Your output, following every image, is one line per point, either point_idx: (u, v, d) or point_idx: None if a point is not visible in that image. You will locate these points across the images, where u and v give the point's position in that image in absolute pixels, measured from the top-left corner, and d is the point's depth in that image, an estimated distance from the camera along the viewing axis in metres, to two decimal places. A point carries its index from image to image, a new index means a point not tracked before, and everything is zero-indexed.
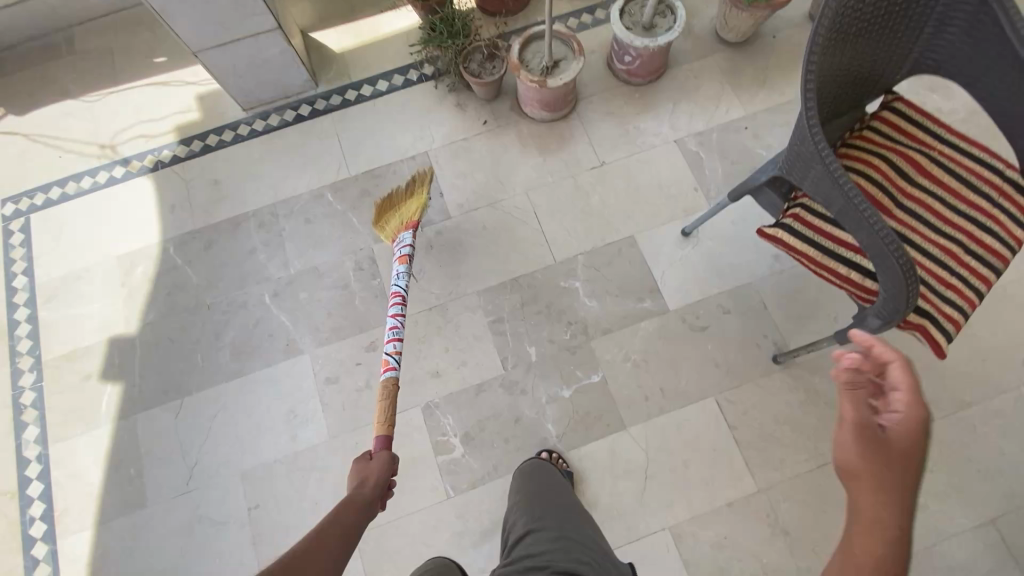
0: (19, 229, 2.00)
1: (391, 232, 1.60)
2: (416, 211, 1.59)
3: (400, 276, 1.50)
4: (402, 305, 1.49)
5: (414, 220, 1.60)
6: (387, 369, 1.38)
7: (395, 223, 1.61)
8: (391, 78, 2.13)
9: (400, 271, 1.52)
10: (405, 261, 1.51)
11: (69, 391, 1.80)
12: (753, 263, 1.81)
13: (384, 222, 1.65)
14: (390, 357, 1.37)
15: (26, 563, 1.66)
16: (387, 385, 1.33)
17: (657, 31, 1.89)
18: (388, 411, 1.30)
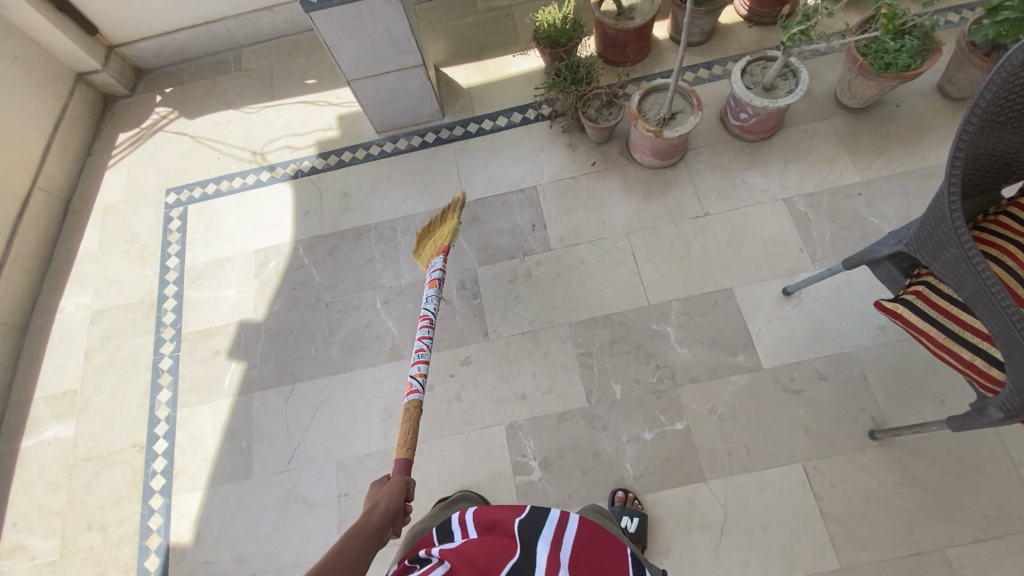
0: (178, 217, 2.31)
1: (425, 257, 1.67)
2: (447, 236, 1.65)
3: (429, 299, 1.56)
4: (429, 328, 1.55)
5: (446, 244, 1.65)
6: (411, 392, 1.42)
7: (431, 249, 1.70)
8: (510, 115, 2.29)
9: (431, 295, 1.56)
10: (433, 285, 1.57)
11: (201, 363, 2.04)
12: (854, 332, 1.78)
13: (421, 250, 1.72)
14: (414, 380, 1.41)
15: (143, 511, 1.87)
16: (410, 406, 1.38)
17: (777, 92, 1.92)
18: (409, 433, 1.30)
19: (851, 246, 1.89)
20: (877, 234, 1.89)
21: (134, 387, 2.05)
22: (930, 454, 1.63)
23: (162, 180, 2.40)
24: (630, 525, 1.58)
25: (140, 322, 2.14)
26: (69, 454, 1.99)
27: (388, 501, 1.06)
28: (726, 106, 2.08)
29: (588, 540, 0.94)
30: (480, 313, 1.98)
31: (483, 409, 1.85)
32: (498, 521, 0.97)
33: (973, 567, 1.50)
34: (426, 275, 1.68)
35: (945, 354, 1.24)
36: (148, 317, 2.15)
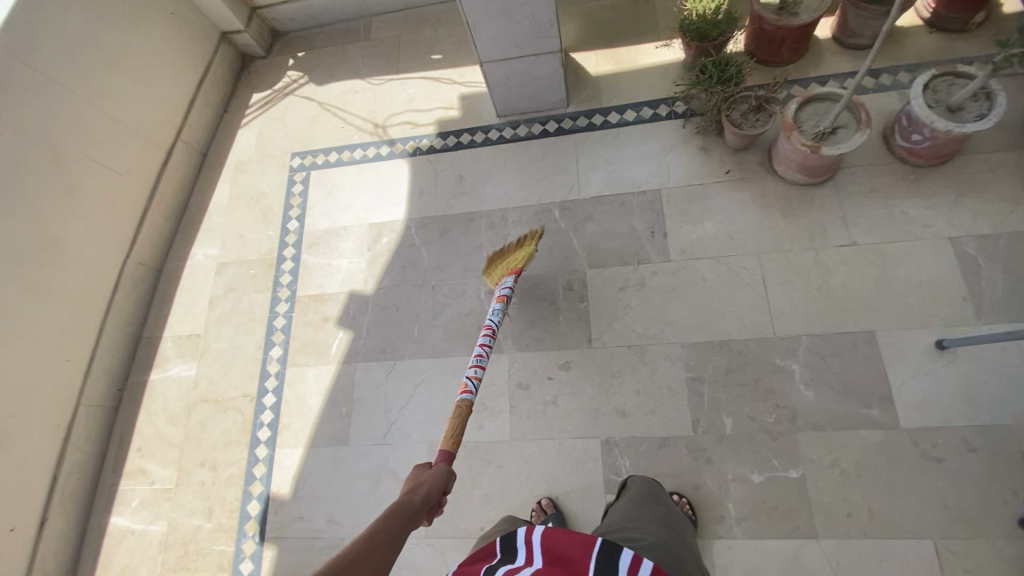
0: (300, 181, 2.39)
1: (496, 276, 1.78)
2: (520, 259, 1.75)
3: (495, 312, 1.66)
4: (491, 339, 1.63)
5: (517, 267, 1.75)
6: (464, 392, 1.47)
7: (501, 270, 1.80)
8: (640, 110, 2.15)
9: (495, 308, 1.69)
10: (501, 300, 1.67)
11: (310, 327, 2.13)
12: (1022, 404, 1.55)
13: (492, 270, 1.83)
14: (469, 382, 1.48)
15: (249, 458, 2.01)
16: (460, 405, 1.40)
17: (965, 115, 1.66)
18: (456, 429, 1.34)
19: None
20: None
21: (249, 340, 2.18)
22: None
23: (288, 143, 2.49)
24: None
25: (259, 279, 2.26)
26: (189, 393, 2.16)
27: (430, 488, 1.07)
28: (894, 123, 1.83)
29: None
30: (586, 317, 1.91)
31: (580, 419, 1.80)
32: (564, 555, 0.84)
33: None
34: (493, 292, 1.78)
35: None
36: (266, 276, 2.26)
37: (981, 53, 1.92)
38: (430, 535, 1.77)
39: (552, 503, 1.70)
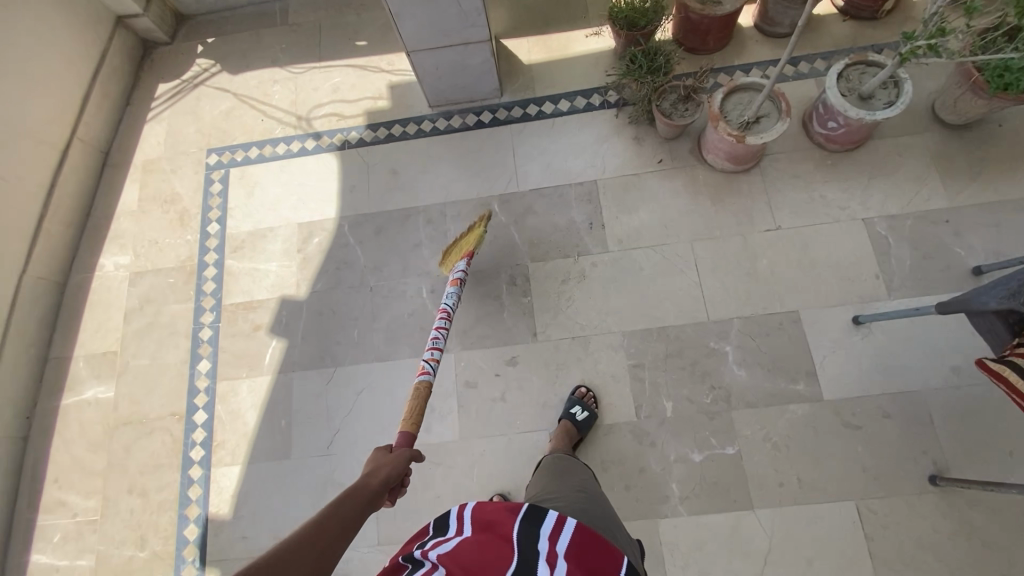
0: (219, 180, 2.22)
1: (450, 261, 1.78)
2: (471, 242, 1.76)
3: (450, 295, 1.67)
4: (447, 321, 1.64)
5: (470, 250, 1.76)
6: (421, 373, 1.48)
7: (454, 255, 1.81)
8: (574, 99, 2.14)
9: (450, 291, 1.69)
10: (455, 284, 1.69)
11: (240, 337, 2.00)
12: (926, 370, 1.70)
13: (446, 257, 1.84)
14: (426, 364, 1.48)
15: (182, 481, 1.89)
16: (420, 386, 1.40)
17: (875, 103, 1.76)
18: (417, 410, 1.33)
19: (932, 278, 1.78)
20: (961, 267, 1.78)
21: (174, 354, 2.03)
22: (990, 505, 1.58)
23: (203, 139, 2.30)
24: (578, 415, 1.71)
25: (180, 288, 2.10)
26: (109, 416, 1.99)
27: (390, 474, 1.01)
28: (812, 110, 1.92)
29: (585, 553, 0.88)
30: (530, 312, 1.91)
31: (528, 413, 1.81)
32: (494, 521, 0.91)
33: None
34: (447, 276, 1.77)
35: None
36: (188, 284, 2.10)
37: (885, 42, 2.04)
38: (384, 542, 1.74)
39: (504, 499, 1.70)
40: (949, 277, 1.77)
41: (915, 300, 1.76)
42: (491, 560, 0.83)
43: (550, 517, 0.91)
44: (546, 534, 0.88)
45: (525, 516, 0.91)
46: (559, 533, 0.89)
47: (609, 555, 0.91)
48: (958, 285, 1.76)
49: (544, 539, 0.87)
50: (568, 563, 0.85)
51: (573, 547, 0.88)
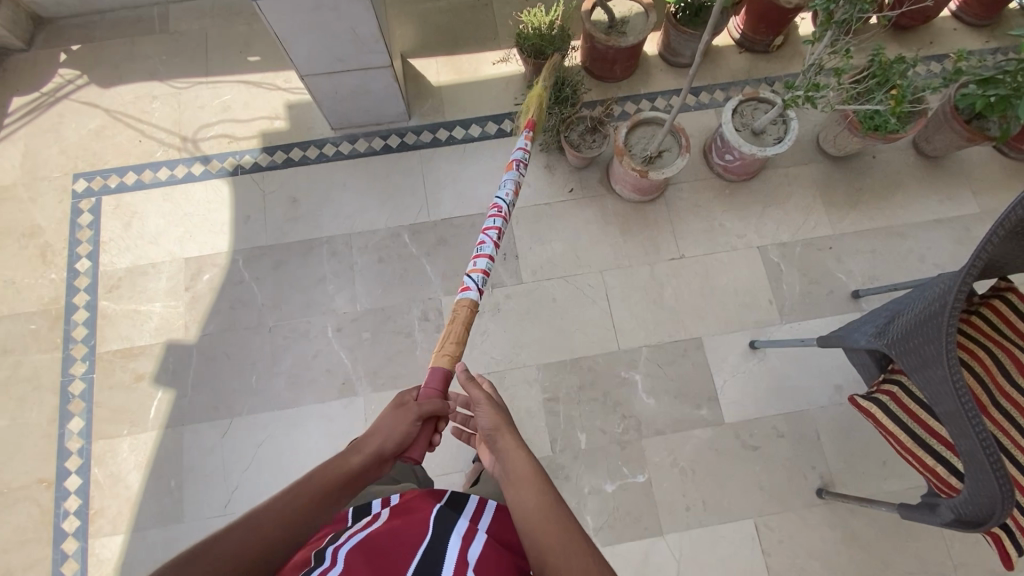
0: (88, 210, 1.98)
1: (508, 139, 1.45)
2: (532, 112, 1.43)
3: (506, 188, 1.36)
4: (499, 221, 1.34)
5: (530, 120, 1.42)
6: (464, 289, 1.22)
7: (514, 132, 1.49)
8: (484, 125, 2.10)
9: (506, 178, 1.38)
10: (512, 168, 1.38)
11: (120, 390, 1.80)
12: (813, 389, 1.82)
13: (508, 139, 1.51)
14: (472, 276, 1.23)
15: (54, 556, 1.66)
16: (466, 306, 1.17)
17: (766, 139, 1.86)
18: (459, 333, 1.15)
19: (818, 302, 1.90)
20: (842, 291, 1.91)
21: (38, 412, 1.78)
22: (869, 514, 1.72)
23: (68, 162, 2.03)
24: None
25: (44, 335, 1.85)
26: None
27: (387, 447, 0.89)
28: (711, 142, 1.99)
29: (504, 533, 0.90)
30: None
31: (443, 454, 1.77)
32: (415, 506, 0.91)
33: None
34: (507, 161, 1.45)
35: (909, 456, 1.28)
36: (55, 330, 1.86)
37: (777, 76, 2.15)
38: None
39: None
40: (833, 301, 1.91)
41: (804, 324, 1.88)
42: (408, 529, 0.82)
43: (471, 500, 0.93)
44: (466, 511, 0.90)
45: (446, 502, 0.92)
46: (479, 512, 0.91)
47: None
48: (841, 309, 1.90)
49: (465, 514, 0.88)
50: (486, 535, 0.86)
51: (492, 525, 0.90)
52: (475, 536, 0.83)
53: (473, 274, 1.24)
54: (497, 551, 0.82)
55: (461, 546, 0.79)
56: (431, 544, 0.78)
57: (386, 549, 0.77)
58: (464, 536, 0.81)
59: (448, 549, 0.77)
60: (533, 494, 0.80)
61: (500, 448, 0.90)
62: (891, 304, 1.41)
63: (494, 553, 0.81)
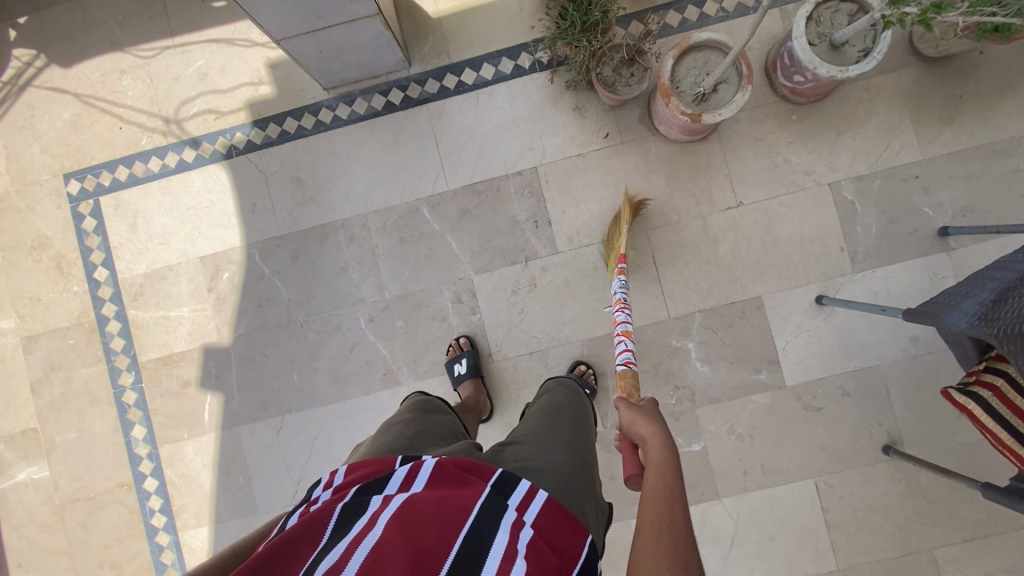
0: (90, 213, 1.85)
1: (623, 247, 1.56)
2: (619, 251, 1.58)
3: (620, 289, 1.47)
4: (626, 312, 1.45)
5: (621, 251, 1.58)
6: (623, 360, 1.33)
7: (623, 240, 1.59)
8: (498, 63, 1.77)
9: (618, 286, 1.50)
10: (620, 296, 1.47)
11: (170, 396, 1.82)
12: (886, 344, 1.67)
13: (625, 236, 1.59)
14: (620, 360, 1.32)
15: (152, 548, 1.81)
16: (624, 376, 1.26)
17: (848, 53, 1.50)
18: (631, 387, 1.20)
19: (898, 245, 1.67)
20: (928, 229, 1.66)
21: (100, 423, 1.83)
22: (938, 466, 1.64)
23: (54, 161, 1.87)
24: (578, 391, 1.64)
25: (85, 349, 1.84)
26: (52, 496, 1.83)
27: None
28: (775, 58, 1.64)
29: (552, 529, 0.78)
30: (481, 330, 1.76)
31: (495, 437, 1.76)
32: (461, 478, 0.83)
33: (957, 563, 1.62)
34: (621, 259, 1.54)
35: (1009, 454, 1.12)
36: (93, 343, 1.84)
37: None
38: None
39: None
40: (915, 242, 1.66)
41: (882, 272, 1.66)
42: (446, 512, 0.73)
43: (521, 484, 0.84)
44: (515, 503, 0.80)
45: (493, 485, 0.82)
46: (526, 501, 0.81)
47: (573, 531, 0.80)
48: (924, 250, 1.66)
49: (513, 501, 0.80)
50: (534, 531, 0.76)
51: (539, 517, 0.79)
52: (520, 535, 0.73)
53: (617, 362, 1.31)
54: (542, 554, 0.71)
55: (505, 547, 0.69)
56: (470, 540, 0.69)
57: (424, 524, 0.71)
58: (510, 533, 0.72)
59: (491, 545, 0.69)
60: (656, 478, 0.82)
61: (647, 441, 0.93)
62: (993, 276, 1.22)
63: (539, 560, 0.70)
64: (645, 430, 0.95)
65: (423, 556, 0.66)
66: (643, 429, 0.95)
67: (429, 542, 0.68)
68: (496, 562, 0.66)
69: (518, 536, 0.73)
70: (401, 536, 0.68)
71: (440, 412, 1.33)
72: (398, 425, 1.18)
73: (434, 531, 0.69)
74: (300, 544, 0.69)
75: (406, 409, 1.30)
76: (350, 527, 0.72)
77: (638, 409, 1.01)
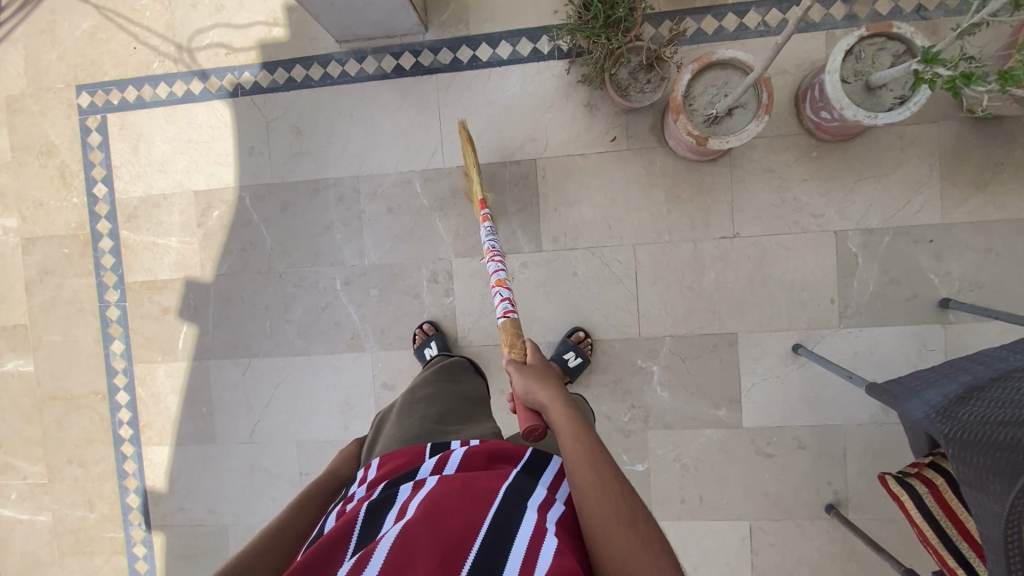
0: (97, 128, 1.88)
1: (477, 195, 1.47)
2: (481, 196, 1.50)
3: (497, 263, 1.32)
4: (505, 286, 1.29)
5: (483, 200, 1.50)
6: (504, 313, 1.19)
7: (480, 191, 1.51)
8: (517, 43, 1.69)
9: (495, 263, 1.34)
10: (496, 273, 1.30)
11: (150, 320, 1.89)
12: (854, 405, 1.62)
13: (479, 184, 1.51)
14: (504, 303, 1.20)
15: (116, 455, 1.92)
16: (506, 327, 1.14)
17: (882, 96, 1.38)
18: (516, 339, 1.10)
19: (892, 307, 1.58)
20: (928, 297, 1.57)
21: (84, 333, 1.92)
22: (877, 535, 1.62)
23: (69, 71, 1.88)
24: (569, 359, 1.62)
25: (77, 260, 1.91)
26: (33, 390, 1.95)
27: (346, 470, 0.98)
28: (807, 87, 1.52)
29: None
30: (451, 314, 1.76)
31: None
32: (495, 460, 0.86)
33: None
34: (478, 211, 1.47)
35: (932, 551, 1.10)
36: (85, 256, 1.90)
37: None
38: None
39: None
40: (911, 308, 1.58)
41: (867, 333, 1.59)
42: (476, 495, 0.75)
43: (551, 469, 0.87)
44: (546, 482, 0.85)
45: (524, 465, 0.86)
46: (558, 481, 0.86)
47: None
48: (918, 318, 1.57)
49: (542, 486, 0.83)
50: (564, 508, 0.82)
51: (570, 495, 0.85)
52: (551, 511, 0.79)
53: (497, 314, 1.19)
54: (570, 533, 0.77)
55: (534, 523, 0.71)
56: (500, 516, 0.72)
57: (452, 508, 0.72)
58: (539, 512, 0.75)
59: (520, 523, 0.71)
60: (579, 450, 0.81)
61: (551, 408, 0.90)
62: (969, 368, 1.15)
63: (570, 539, 0.76)
64: (545, 397, 0.92)
65: (452, 542, 0.68)
66: (543, 396, 0.92)
67: (457, 528, 0.70)
68: (525, 543, 0.68)
69: (547, 516, 0.76)
70: (430, 522, 0.70)
71: (466, 386, 1.19)
72: (416, 406, 1.07)
73: (462, 516, 0.71)
74: (334, 540, 0.72)
75: (427, 380, 1.18)
76: (382, 521, 0.74)
77: (530, 374, 0.97)
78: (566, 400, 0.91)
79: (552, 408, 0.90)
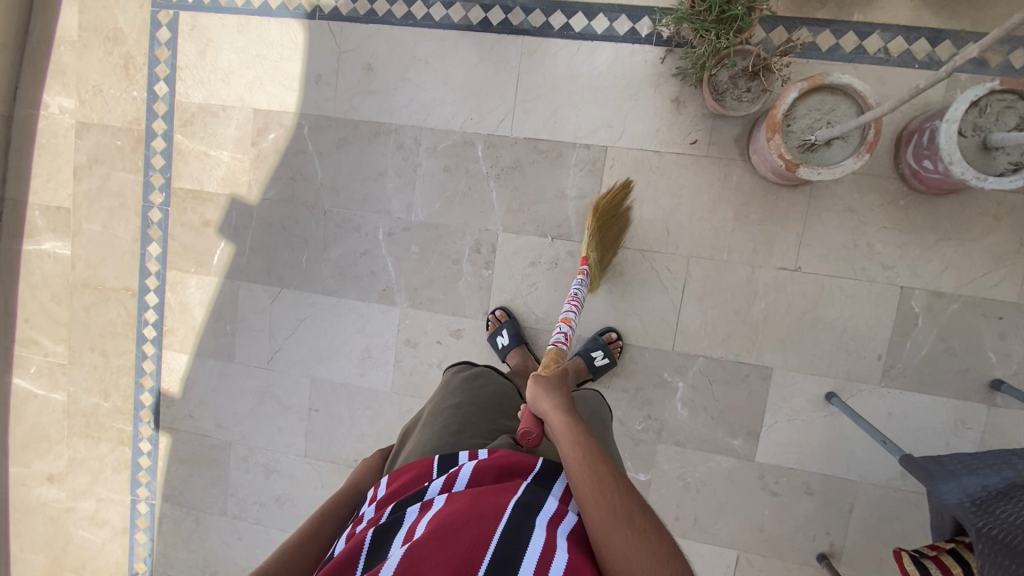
0: (167, 25, 1.82)
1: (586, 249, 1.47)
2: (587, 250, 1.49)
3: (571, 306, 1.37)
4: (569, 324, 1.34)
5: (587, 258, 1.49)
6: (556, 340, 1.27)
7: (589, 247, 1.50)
8: (615, 20, 1.58)
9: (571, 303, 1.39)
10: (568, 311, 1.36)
11: (189, 230, 1.88)
12: (873, 464, 1.58)
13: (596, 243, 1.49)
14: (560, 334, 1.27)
15: (137, 354, 1.96)
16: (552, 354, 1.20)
17: (994, 159, 1.28)
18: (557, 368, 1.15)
19: (939, 376, 1.52)
20: (981, 373, 1.50)
21: (123, 228, 1.92)
22: None
23: None
24: (597, 358, 1.59)
25: (128, 155, 1.89)
26: (67, 274, 1.97)
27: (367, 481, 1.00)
28: (913, 130, 1.41)
29: None
30: (487, 287, 1.73)
31: None
32: (505, 472, 0.84)
33: None
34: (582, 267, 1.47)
35: None
36: (136, 153, 1.89)
37: None
38: (309, 454, 1.89)
39: None
40: (959, 381, 1.51)
41: (906, 397, 1.54)
42: (481, 511, 0.73)
43: (564, 480, 0.86)
44: (557, 493, 0.83)
45: (535, 476, 0.84)
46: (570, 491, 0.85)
47: None
48: (963, 392, 1.51)
49: (554, 497, 0.82)
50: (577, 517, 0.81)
51: None
52: (562, 523, 0.78)
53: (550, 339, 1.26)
54: (581, 544, 0.76)
55: (542, 541, 0.71)
56: (508, 532, 0.71)
57: (457, 524, 0.71)
58: (547, 528, 0.73)
59: (527, 543, 0.69)
60: (575, 455, 0.81)
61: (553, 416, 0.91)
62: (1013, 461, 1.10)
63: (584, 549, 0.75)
64: (549, 406, 0.93)
65: (459, 562, 0.67)
66: (546, 404, 0.93)
67: (463, 546, 0.68)
68: (533, 561, 0.67)
69: (556, 530, 0.75)
70: (436, 541, 0.69)
71: (494, 396, 1.17)
72: (439, 414, 1.06)
73: (467, 534, 0.70)
74: (343, 564, 0.72)
75: (454, 386, 1.17)
76: (388, 546, 0.73)
77: (537, 385, 0.98)
78: (568, 407, 0.92)
79: (552, 416, 0.91)
